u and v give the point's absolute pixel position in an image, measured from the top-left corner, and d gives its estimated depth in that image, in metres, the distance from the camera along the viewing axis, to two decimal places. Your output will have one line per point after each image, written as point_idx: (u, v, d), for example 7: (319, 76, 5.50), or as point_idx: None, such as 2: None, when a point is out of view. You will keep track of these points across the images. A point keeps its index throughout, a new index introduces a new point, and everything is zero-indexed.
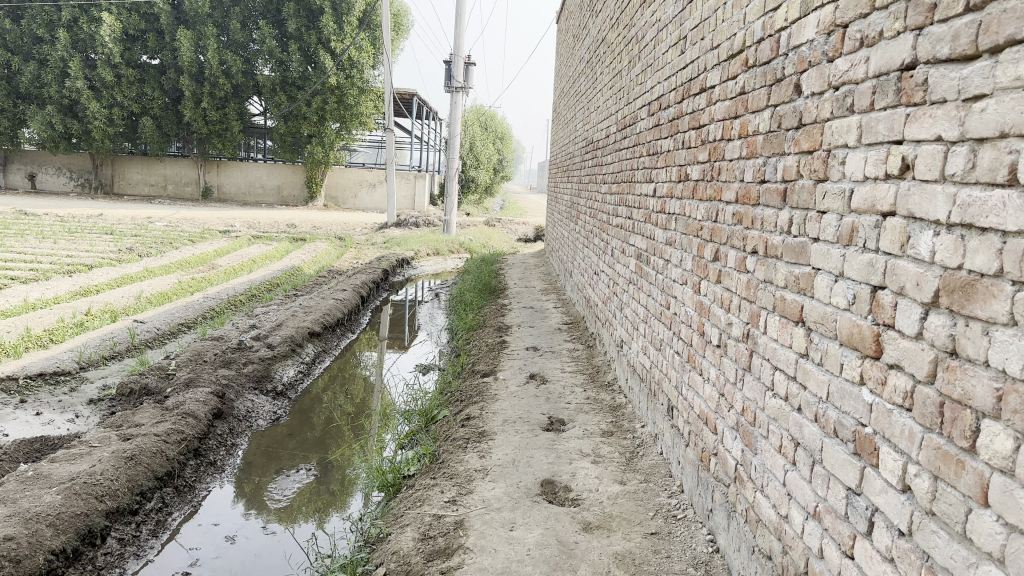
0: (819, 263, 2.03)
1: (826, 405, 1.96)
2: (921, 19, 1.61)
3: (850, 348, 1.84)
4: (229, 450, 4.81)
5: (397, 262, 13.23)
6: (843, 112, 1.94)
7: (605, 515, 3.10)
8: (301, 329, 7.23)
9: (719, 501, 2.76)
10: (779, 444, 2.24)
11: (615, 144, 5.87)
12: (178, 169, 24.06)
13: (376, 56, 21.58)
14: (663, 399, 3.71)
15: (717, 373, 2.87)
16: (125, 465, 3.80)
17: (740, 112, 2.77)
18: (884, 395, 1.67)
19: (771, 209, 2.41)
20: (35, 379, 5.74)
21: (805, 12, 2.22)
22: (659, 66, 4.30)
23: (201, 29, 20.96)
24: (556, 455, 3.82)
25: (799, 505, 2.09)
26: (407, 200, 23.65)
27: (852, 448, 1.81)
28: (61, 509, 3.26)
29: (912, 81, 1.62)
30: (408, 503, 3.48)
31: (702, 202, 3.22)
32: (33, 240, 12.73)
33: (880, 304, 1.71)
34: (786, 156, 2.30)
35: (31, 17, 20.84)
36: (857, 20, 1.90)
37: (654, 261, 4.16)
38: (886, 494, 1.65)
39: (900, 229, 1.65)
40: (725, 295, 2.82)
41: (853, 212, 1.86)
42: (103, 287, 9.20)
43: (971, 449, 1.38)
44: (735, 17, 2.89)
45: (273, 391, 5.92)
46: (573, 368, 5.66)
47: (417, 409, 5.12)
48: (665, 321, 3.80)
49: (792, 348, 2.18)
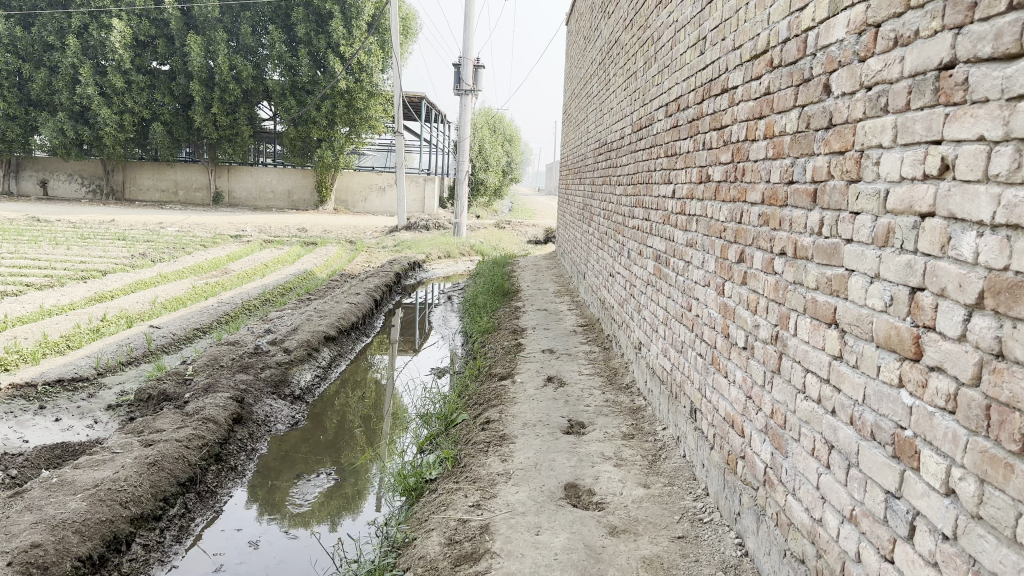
0: (853, 265, 2.01)
1: (862, 408, 1.94)
2: (960, 18, 1.59)
3: (888, 350, 1.82)
4: (249, 455, 4.82)
5: (409, 266, 13.28)
6: (877, 112, 1.92)
7: (631, 519, 3.08)
8: (317, 334, 7.24)
9: (747, 504, 2.75)
10: (812, 447, 2.23)
11: (630, 146, 5.84)
12: (189, 175, 24.18)
13: (384, 60, 21.69)
14: (686, 402, 3.70)
15: (743, 375, 2.85)
16: (148, 470, 3.81)
17: (765, 112, 2.76)
18: (925, 397, 1.66)
19: (799, 210, 2.40)
20: (53, 385, 5.78)
21: (834, 12, 2.21)
22: (677, 67, 4.29)
23: (211, 34, 21.11)
24: (578, 458, 3.81)
25: (834, 509, 2.08)
26: (416, 203, 23.68)
27: (890, 451, 1.80)
28: (86, 516, 3.27)
29: (951, 81, 1.61)
30: (432, 507, 3.47)
31: (724, 203, 3.21)
32: (47, 246, 12.81)
33: (918, 305, 1.69)
34: (815, 157, 2.28)
35: (41, 25, 21.02)
36: (891, 20, 1.88)
37: (674, 262, 4.15)
38: (928, 498, 1.63)
39: (940, 230, 1.63)
40: (751, 296, 2.81)
41: (889, 213, 1.85)
42: (118, 293, 9.25)
43: (1021, 453, 1.36)
44: (759, 17, 2.88)
45: (291, 395, 5.93)
46: (591, 371, 5.65)
47: (436, 414, 5.13)
48: (686, 323, 3.78)
49: (824, 351, 2.16)
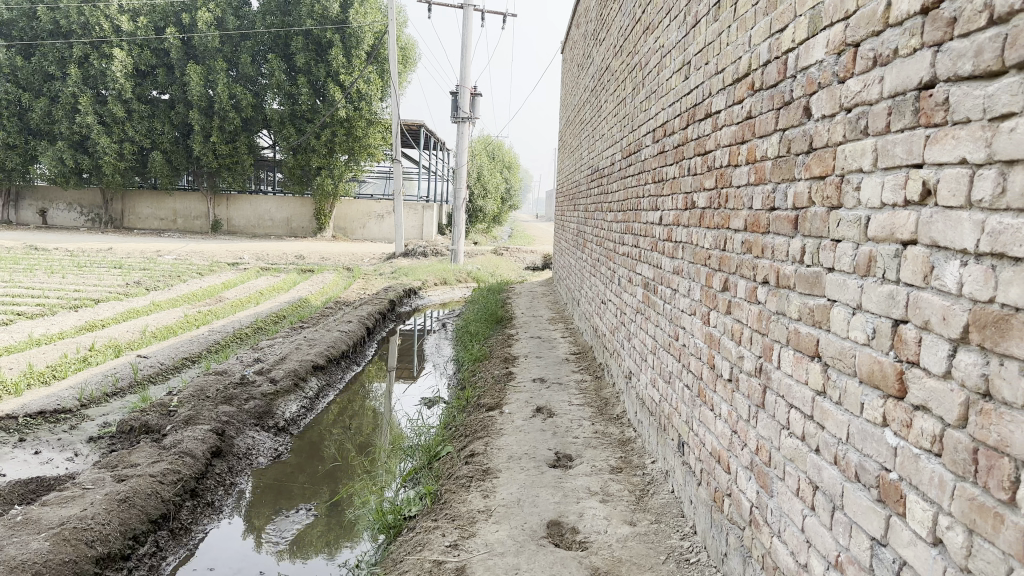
0: (834, 295, 1.91)
1: (846, 447, 1.82)
2: (939, 34, 1.51)
3: (871, 386, 1.71)
4: (228, 490, 4.67)
5: (404, 292, 13.18)
6: (856, 135, 1.83)
7: (614, 559, 2.95)
8: (305, 362, 7.14)
9: (734, 545, 2.61)
10: (797, 486, 2.11)
11: (620, 173, 5.77)
12: (188, 203, 24.21)
13: (384, 89, 21.82)
14: (673, 434, 3.58)
15: (729, 409, 2.74)
16: (117, 508, 3.67)
17: (747, 137, 2.68)
18: (910, 438, 1.55)
19: (781, 237, 2.30)
20: (35, 417, 5.66)
21: (813, 32, 2.13)
22: (663, 92, 4.23)
23: (211, 63, 21.27)
24: (563, 493, 3.68)
25: (820, 553, 1.95)
26: (415, 230, 23.63)
27: (875, 494, 1.68)
28: (48, 557, 3.13)
29: (931, 100, 1.52)
30: (408, 547, 3.32)
31: (709, 230, 3.11)
32: (41, 275, 12.72)
33: (902, 338, 1.59)
34: (797, 182, 2.19)
35: (42, 55, 21.26)
36: (870, 39, 1.80)
37: (661, 290, 4.05)
38: (915, 547, 1.51)
39: (923, 258, 1.53)
40: (736, 326, 2.71)
41: (870, 241, 1.75)
42: (109, 322, 9.15)
43: (1011, 501, 1.25)
44: (741, 40, 2.81)
45: (275, 427, 5.81)
46: (581, 400, 5.51)
47: (421, 445, 4.98)
48: (674, 352, 3.67)
49: (808, 386, 2.05)
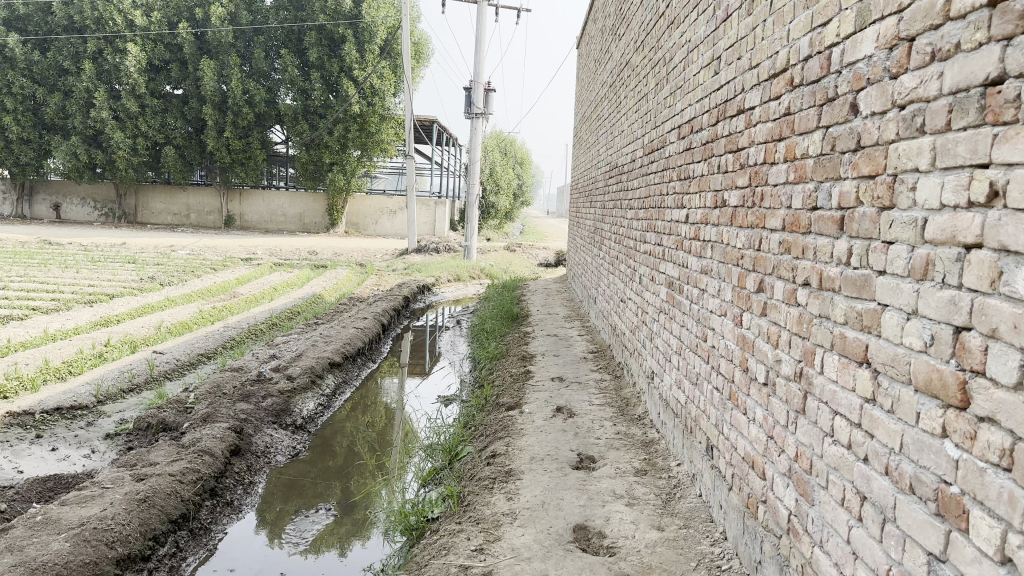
0: (886, 299, 1.84)
1: (900, 457, 1.75)
2: (1010, 28, 1.43)
3: (928, 395, 1.65)
4: (246, 488, 4.64)
5: (418, 289, 13.14)
6: (912, 133, 1.76)
7: (644, 566, 2.89)
8: (322, 359, 7.10)
9: (769, 553, 2.55)
10: (842, 496, 2.04)
11: (642, 169, 5.69)
12: (201, 198, 24.23)
13: (397, 84, 21.78)
14: (702, 437, 3.50)
15: (764, 413, 2.67)
16: (137, 508, 3.64)
17: (784, 134, 2.60)
18: (974, 450, 1.48)
19: (824, 238, 2.23)
20: (52, 413, 5.64)
21: (861, 26, 2.06)
22: (690, 88, 4.15)
23: (224, 59, 21.28)
24: (588, 496, 3.62)
25: (868, 566, 1.89)
26: (427, 226, 23.60)
27: (934, 507, 1.61)
28: (69, 558, 3.10)
29: (999, 98, 1.45)
30: (432, 550, 3.27)
31: (741, 229, 3.04)
32: (56, 270, 12.74)
33: (964, 346, 1.52)
34: (842, 181, 2.12)
35: (57, 49, 21.33)
36: (927, 32, 1.72)
37: (688, 290, 3.98)
38: (980, 565, 1.45)
39: (989, 263, 1.46)
40: (772, 329, 2.63)
41: (927, 243, 1.68)
42: (124, 317, 9.14)
43: None
44: (777, 34, 2.73)
45: (292, 425, 5.77)
46: (602, 400, 5.44)
47: (440, 445, 4.93)
48: (701, 353, 3.59)
49: (855, 392, 1.98)
